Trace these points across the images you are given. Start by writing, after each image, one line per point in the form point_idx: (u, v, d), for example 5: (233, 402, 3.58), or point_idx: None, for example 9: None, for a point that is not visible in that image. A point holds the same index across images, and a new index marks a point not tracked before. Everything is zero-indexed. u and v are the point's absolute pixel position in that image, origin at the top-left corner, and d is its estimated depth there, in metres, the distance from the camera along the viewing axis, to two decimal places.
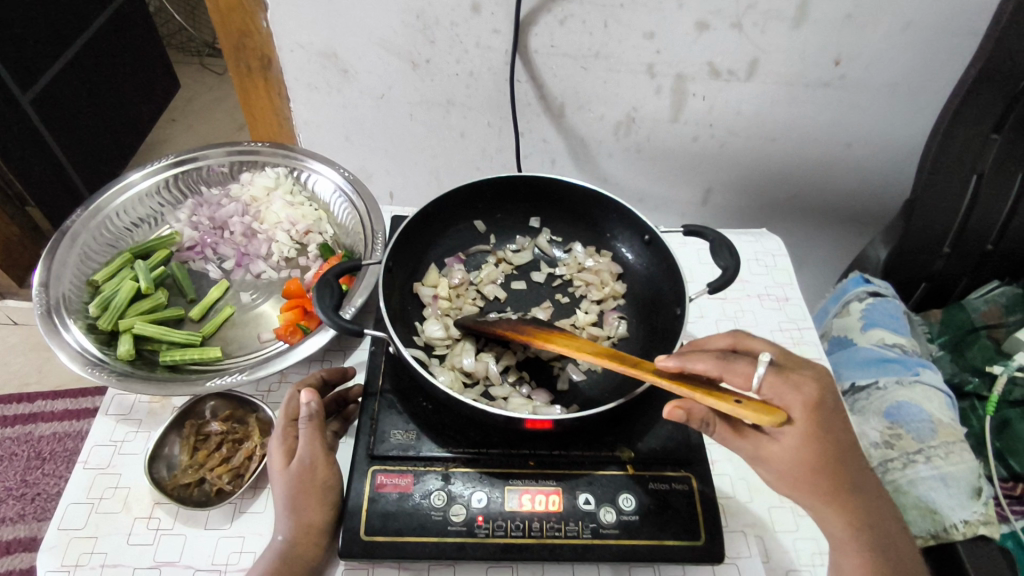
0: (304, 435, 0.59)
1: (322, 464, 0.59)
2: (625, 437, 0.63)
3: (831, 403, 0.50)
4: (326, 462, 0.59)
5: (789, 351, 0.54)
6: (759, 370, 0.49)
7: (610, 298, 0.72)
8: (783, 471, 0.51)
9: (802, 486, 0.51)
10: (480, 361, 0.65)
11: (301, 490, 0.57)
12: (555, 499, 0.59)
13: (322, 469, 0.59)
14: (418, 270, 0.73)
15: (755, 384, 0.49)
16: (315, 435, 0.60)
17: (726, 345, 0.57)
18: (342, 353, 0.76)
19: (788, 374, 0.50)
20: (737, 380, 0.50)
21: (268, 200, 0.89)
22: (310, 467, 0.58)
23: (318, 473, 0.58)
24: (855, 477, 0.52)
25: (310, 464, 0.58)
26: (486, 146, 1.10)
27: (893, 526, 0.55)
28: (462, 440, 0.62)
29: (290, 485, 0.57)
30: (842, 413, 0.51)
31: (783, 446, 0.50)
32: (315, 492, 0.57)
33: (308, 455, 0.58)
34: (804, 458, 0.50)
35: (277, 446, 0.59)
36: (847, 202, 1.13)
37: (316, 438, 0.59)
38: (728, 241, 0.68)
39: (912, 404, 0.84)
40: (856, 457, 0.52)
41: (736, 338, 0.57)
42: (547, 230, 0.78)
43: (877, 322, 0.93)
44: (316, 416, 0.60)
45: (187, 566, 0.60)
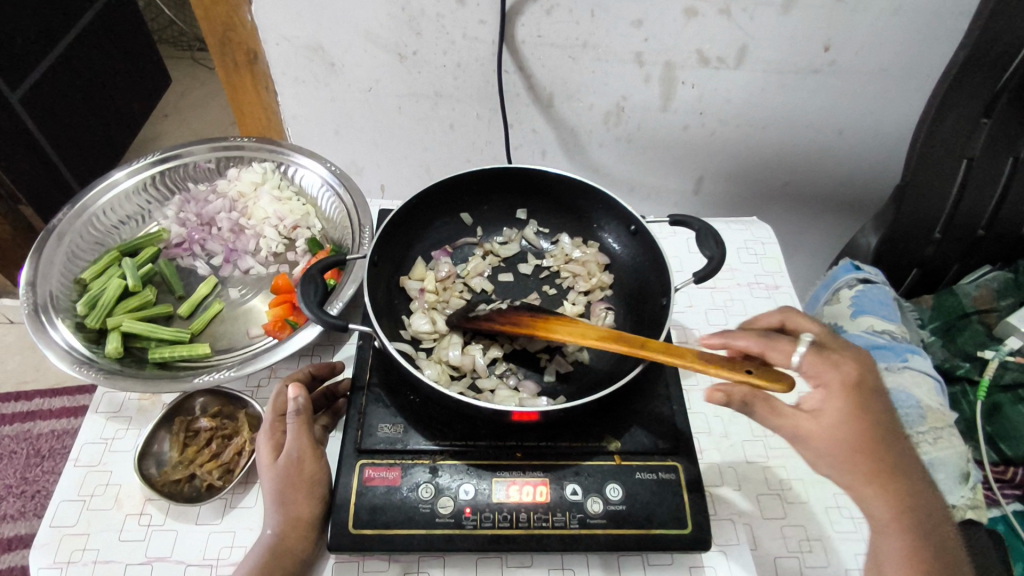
0: (292, 429, 0.59)
1: (310, 458, 0.59)
2: (613, 428, 0.63)
3: (871, 380, 0.50)
4: (314, 455, 0.59)
5: (833, 333, 0.54)
6: (801, 347, 0.50)
7: (597, 288, 0.72)
8: (823, 452, 0.49)
9: (845, 467, 0.48)
10: (466, 354, 0.65)
11: (288, 484, 0.57)
12: (542, 490, 0.59)
13: (310, 463, 0.59)
14: (404, 264, 0.73)
15: (796, 362, 0.50)
16: (303, 429, 0.60)
17: (774, 323, 0.57)
18: (331, 348, 0.77)
19: (828, 352, 0.50)
20: (779, 356, 0.51)
21: (255, 195, 0.89)
22: (298, 461, 0.58)
23: (306, 468, 0.58)
24: (900, 456, 0.49)
25: (298, 458, 0.58)
26: (476, 137, 1.10)
27: (940, 517, 0.52)
28: (449, 432, 0.62)
29: (278, 479, 0.57)
30: (882, 391, 0.50)
31: (821, 426, 0.48)
32: (303, 485, 0.58)
33: (295, 449, 0.58)
34: (846, 436, 0.48)
35: (265, 440, 0.59)
36: (838, 188, 1.13)
37: (304, 432, 0.60)
38: (713, 230, 0.68)
39: (902, 390, 0.83)
40: (897, 436, 0.50)
41: (785, 316, 0.57)
42: (533, 222, 0.78)
43: (866, 310, 0.93)
44: (304, 411, 0.60)
45: (179, 560, 0.60)
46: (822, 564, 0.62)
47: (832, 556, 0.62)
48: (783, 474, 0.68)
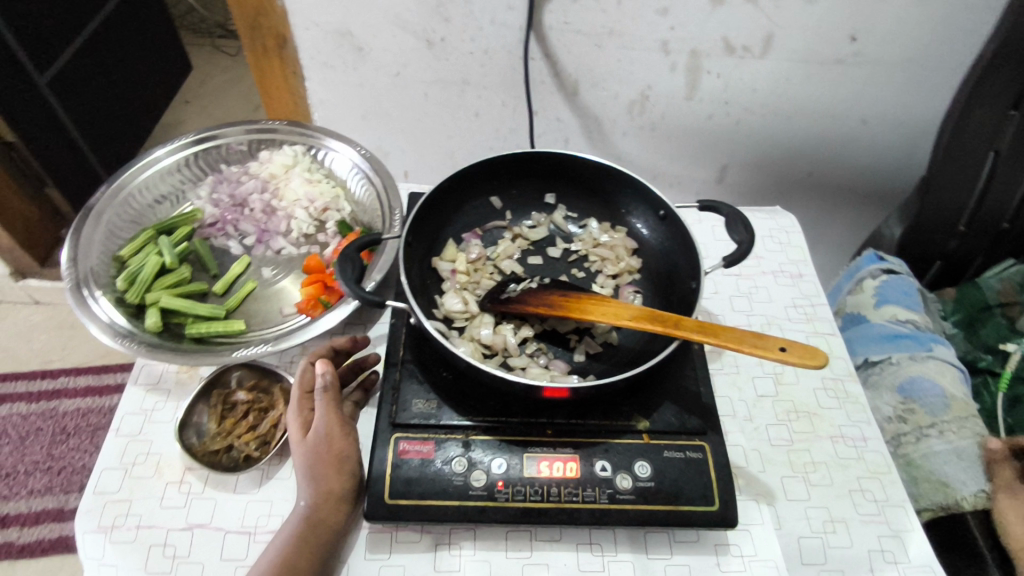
0: (320, 406, 0.61)
1: (338, 433, 0.60)
2: (641, 407, 0.64)
3: None
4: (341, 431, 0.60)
5: None
6: None
7: (625, 272, 0.73)
8: None
9: None
10: (498, 333, 0.66)
11: (317, 460, 0.59)
12: (572, 466, 0.60)
13: (339, 439, 0.60)
14: (436, 245, 0.74)
15: None
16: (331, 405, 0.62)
17: None
18: (363, 326, 0.78)
19: None
20: None
21: (287, 177, 0.90)
22: (325, 437, 0.59)
23: (334, 443, 0.60)
24: None
25: (325, 434, 0.60)
26: (500, 124, 1.11)
27: None
28: (481, 408, 0.64)
29: (307, 456, 0.59)
30: None
31: None
32: (333, 461, 0.59)
33: (322, 427, 0.60)
34: None
35: (294, 418, 0.62)
36: (862, 179, 1.13)
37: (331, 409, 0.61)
38: (743, 215, 0.68)
39: (926, 379, 0.85)
40: None
41: None
42: (562, 206, 0.78)
43: (890, 299, 0.93)
44: (331, 388, 0.62)
45: (218, 527, 0.62)
46: (844, 545, 0.63)
47: (854, 537, 0.63)
48: (807, 457, 0.69)
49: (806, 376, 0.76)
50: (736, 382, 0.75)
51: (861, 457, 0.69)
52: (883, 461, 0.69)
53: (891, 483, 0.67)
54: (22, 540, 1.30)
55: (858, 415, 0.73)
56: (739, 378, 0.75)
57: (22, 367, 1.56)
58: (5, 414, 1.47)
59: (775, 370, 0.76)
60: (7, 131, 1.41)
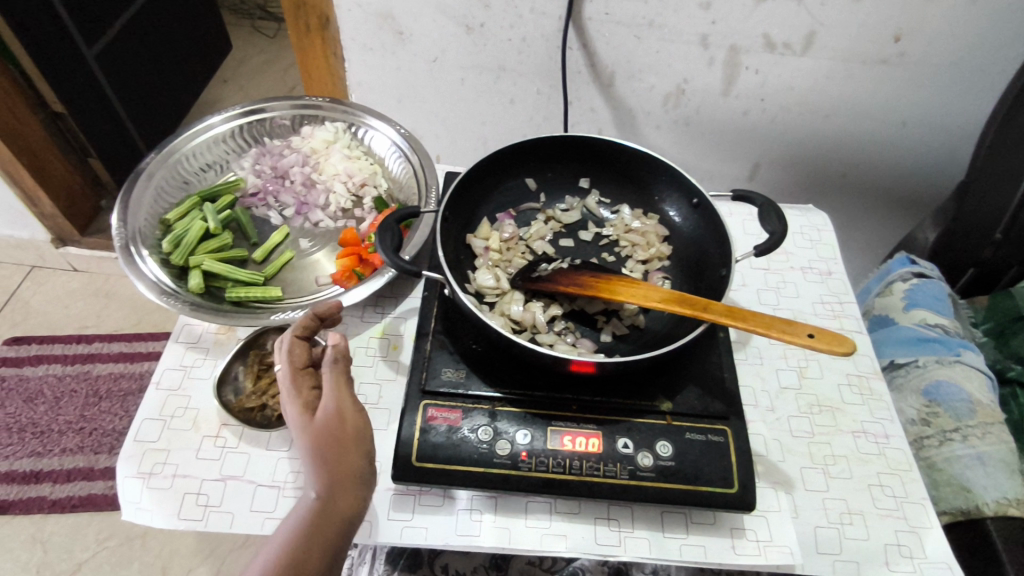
0: (329, 383, 0.56)
1: (348, 411, 0.55)
2: (665, 389, 0.66)
3: None
4: (353, 409, 0.55)
5: None
6: None
7: (655, 259, 0.74)
8: None
9: None
10: (528, 310, 0.68)
11: (331, 441, 0.53)
12: (595, 441, 0.62)
13: (350, 418, 0.55)
14: (471, 223, 0.76)
15: None
16: (337, 381, 0.56)
17: None
18: (394, 300, 0.81)
19: None
20: None
21: (327, 153, 0.93)
22: (337, 416, 0.54)
23: (346, 424, 0.55)
24: None
25: (336, 412, 0.54)
26: (535, 113, 1.12)
27: None
28: (509, 381, 0.66)
29: (319, 437, 0.53)
30: None
31: None
32: (347, 442, 0.54)
33: (332, 405, 0.54)
34: None
35: (293, 396, 0.55)
36: (896, 183, 1.12)
37: (339, 384, 0.56)
38: (775, 206, 0.69)
39: (952, 384, 0.85)
40: None
41: None
42: (596, 191, 0.79)
43: (919, 302, 0.93)
44: (339, 360, 0.57)
45: (250, 480, 0.65)
46: (860, 537, 0.63)
47: (872, 530, 0.64)
48: (828, 450, 0.69)
49: (831, 371, 0.76)
50: (759, 373, 0.75)
51: (882, 453, 0.69)
52: (904, 458, 0.69)
53: (910, 481, 0.68)
54: (53, 496, 1.35)
55: (881, 412, 0.73)
56: (763, 369, 0.76)
57: (59, 331, 1.62)
58: (41, 374, 1.53)
59: (799, 364, 0.77)
60: (55, 102, 1.46)
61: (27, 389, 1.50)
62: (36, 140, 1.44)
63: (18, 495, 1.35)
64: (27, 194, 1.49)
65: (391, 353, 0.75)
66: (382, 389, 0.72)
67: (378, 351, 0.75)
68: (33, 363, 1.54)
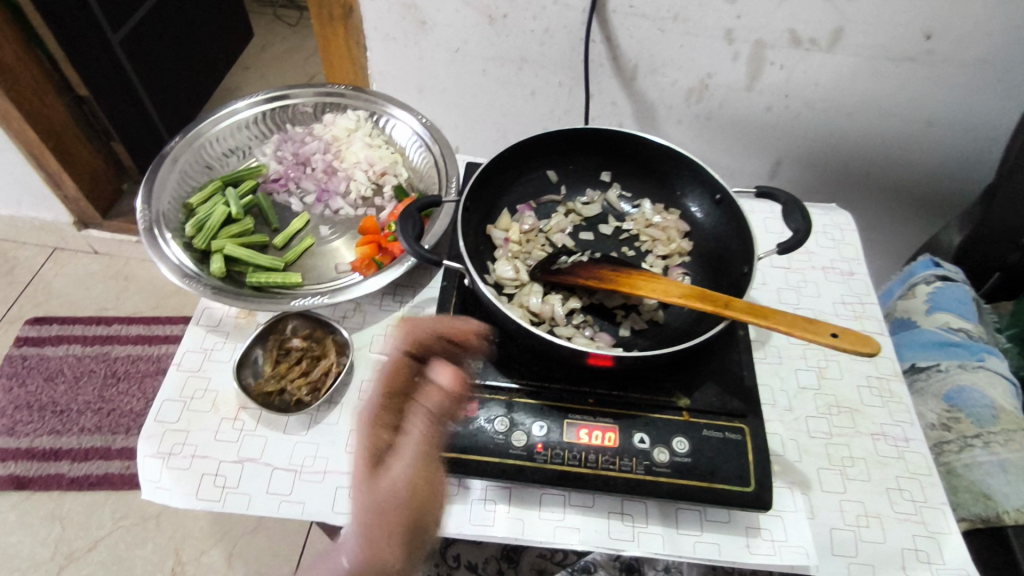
0: (406, 450, 0.61)
1: (414, 484, 0.60)
2: (683, 385, 0.65)
3: None
4: (420, 482, 0.60)
5: None
6: None
7: (675, 254, 0.74)
8: None
9: None
10: (546, 303, 0.68)
11: (382, 512, 0.59)
12: (611, 435, 0.62)
13: (413, 491, 0.60)
14: (491, 214, 0.75)
15: None
16: (416, 440, 0.61)
17: None
18: (412, 289, 0.81)
19: None
20: None
21: (349, 141, 0.93)
22: (400, 491, 0.59)
23: (409, 496, 0.59)
24: None
25: (400, 486, 0.59)
26: (556, 106, 1.11)
27: None
28: (526, 373, 0.66)
29: (375, 503, 0.59)
30: None
31: None
32: (399, 517, 0.59)
33: (402, 475, 0.59)
34: None
35: (369, 445, 0.62)
36: (921, 184, 1.10)
37: (416, 455, 0.60)
38: (800, 203, 0.68)
39: (975, 389, 0.83)
40: None
41: None
42: (617, 185, 0.79)
43: (943, 306, 0.92)
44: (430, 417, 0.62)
45: (267, 463, 0.66)
46: (877, 540, 0.63)
47: (888, 534, 0.63)
48: (846, 452, 0.69)
49: (850, 372, 0.75)
50: (778, 372, 0.75)
51: (901, 456, 0.69)
52: (923, 462, 0.68)
53: (929, 485, 0.67)
54: (72, 474, 1.37)
55: (901, 415, 0.72)
56: (781, 368, 0.75)
57: (79, 312, 1.64)
58: (62, 354, 1.56)
59: (818, 364, 0.76)
60: (81, 86, 1.48)
61: (48, 369, 1.53)
62: (61, 122, 1.45)
63: (38, 472, 1.37)
64: (53, 178, 1.52)
65: None
66: None
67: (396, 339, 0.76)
68: (54, 343, 1.57)
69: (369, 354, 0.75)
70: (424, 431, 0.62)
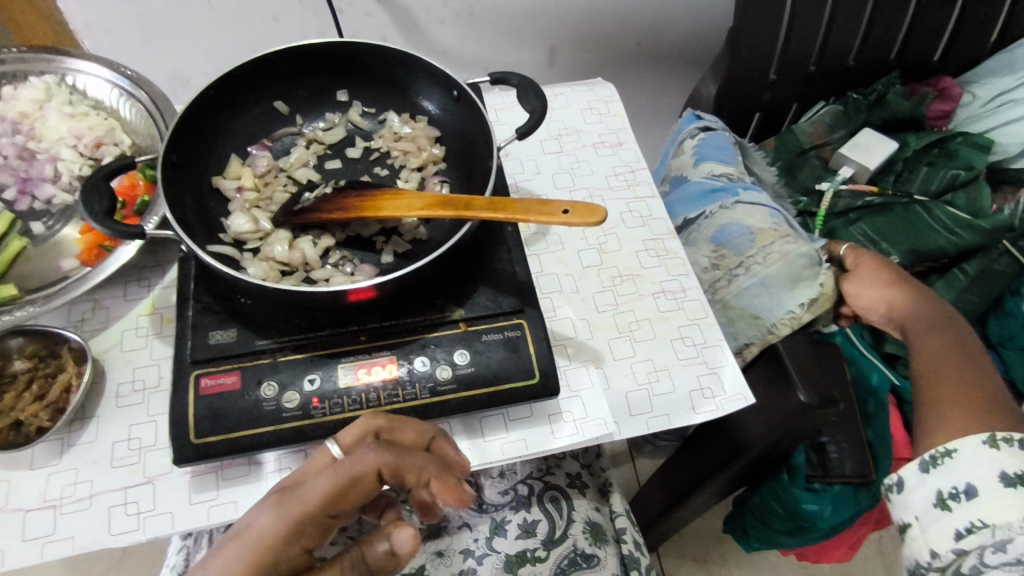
0: (326, 475, 0.47)
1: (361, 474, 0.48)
2: (457, 296, 0.63)
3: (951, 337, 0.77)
4: (360, 481, 0.48)
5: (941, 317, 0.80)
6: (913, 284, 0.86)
7: (430, 163, 0.69)
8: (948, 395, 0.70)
9: (959, 397, 0.69)
10: (294, 249, 0.61)
11: (293, 519, 0.46)
12: (389, 367, 0.59)
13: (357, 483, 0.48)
14: (214, 163, 0.66)
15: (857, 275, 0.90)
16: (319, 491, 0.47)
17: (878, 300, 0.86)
18: (160, 269, 0.71)
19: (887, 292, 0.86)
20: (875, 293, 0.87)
21: (41, 114, 0.77)
22: (327, 488, 0.47)
23: (351, 487, 0.48)
24: (963, 383, 0.70)
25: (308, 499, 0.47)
26: (306, 29, 1.00)
27: (970, 388, 0.70)
28: (287, 328, 0.60)
29: (287, 517, 0.47)
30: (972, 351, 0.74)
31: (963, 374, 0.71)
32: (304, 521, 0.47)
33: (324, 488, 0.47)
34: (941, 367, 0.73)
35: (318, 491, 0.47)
36: (686, 42, 1.14)
37: (338, 476, 0.47)
38: (534, 83, 0.67)
39: (735, 224, 0.90)
40: (959, 363, 0.73)
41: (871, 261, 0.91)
42: (357, 103, 0.72)
43: (706, 156, 0.98)
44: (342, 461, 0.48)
45: (16, 508, 0.56)
46: (667, 391, 0.66)
47: (676, 381, 0.67)
48: (632, 316, 0.71)
49: (628, 241, 0.77)
50: (561, 259, 0.75)
51: (679, 307, 0.72)
52: (700, 307, 0.72)
53: (707, 326, 0.70)
54: None
55: (677, 269, 0.75)
56: (564, 255, 0.75)
57: None
58: None
59: (599, 241, 0.76)
60: None
61: None
62: None
63: None
64: None
65: (164, 328, 0.67)
66: (160, 368, 0.65)
67: (149, 329, 0.67)
68: None
69: (120, 353, 0.65)
70: (345, 475, 0.48)
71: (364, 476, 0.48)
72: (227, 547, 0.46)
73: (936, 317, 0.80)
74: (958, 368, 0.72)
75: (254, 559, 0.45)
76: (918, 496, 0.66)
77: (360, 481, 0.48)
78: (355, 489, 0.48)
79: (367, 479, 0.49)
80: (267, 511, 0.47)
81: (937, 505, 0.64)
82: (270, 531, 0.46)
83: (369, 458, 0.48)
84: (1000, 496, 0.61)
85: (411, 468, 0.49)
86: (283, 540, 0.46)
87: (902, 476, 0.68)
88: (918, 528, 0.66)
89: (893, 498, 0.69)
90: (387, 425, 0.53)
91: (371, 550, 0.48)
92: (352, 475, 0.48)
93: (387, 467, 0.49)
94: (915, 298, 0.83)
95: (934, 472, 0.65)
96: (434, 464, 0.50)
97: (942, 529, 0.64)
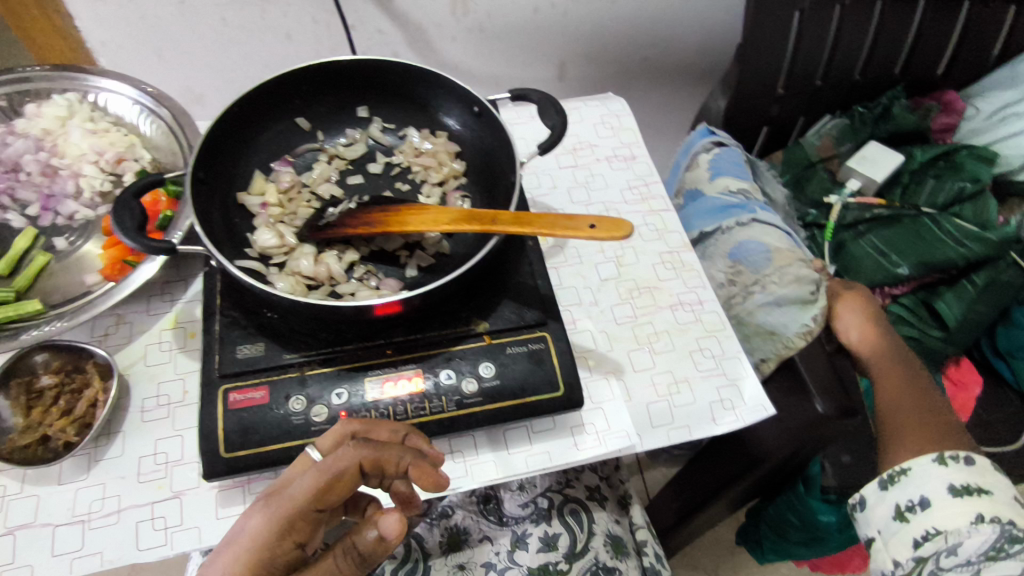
0: (310, 474, 0.47)
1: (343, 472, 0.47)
2: (480, 310, 0.64)
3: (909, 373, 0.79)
4: (342, 479, 0.47)
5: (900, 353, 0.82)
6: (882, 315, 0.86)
7: (450, 178, 0.70)
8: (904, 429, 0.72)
9: (912, 429, 0.72)
10: (321, 264, 0.62)
11: (281, 518, 0.46)
12: (415, 381, 0.59)
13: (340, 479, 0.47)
14: (240, 179, 0.67)
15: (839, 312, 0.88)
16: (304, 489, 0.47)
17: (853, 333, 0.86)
18: (183, 283, 0.72)
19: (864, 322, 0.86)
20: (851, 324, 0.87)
21: (64, 132, 0.78)
22: (312, 486, 0.47)
23: (334, 486, 0.47)
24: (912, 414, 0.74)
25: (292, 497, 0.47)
26: (319, 45, 1.01)
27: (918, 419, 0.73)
28: (314, 342, 0.61)
29: (273, 516, 0.46)
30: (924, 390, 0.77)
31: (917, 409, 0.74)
32: (295, 519, 0.47)
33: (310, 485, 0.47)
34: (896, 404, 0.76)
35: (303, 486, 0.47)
36: (693, 57, 1.16)
37: (320, 472, 0.47)
38: (553, 100, 0.68)
39: (752, 241, 0.91)
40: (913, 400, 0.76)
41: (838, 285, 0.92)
42: (378, 118, 0.74)
43: (721, 171, 0.99)
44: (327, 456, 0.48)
45: (45, 524, 0.57)
46: (688, 402, 0.67)
47: (696, 393, 0.67)
48: (651, 328, 0.72)
49: (645, 254, 0.77)
50: (579, 272, 0.76)
51: (697, 319, 0.73)
52: (718, 319, 0.73)
53: (725, 338, 0.71)
54: None
55: (694, 282, 0.76)
56: (582, 268, 0.76)
57: None
58: None
59: (615, 254, 0.77)
60: None
61: None
62: None
63: None
64: None
65: (188, 342, 0.68)
66: (185, 382, 0.65)
67: (173, 344, 0.68)
68: None
69: (145, 368, 0.66)
70: (329, 470, 0.47)
71: (347, 472, 0.47)
72: (223, 553, 0.47)
73: (898, 351, 0.82)
74: (920, 399, 0.75)
75: (250, 560, 0.46)
76: (878, 512, 0.69)
77: (343, 479, 0.47)
78: (339, 488, 0.47)
79: (349, 475, 0.47)
80: (259, 511, 0.48)
81: (895, 517, 0.67)
82: (261, 530, 0.46)
83: (348, 453, 0.47)
84: (951, 505, 0.64)
85: (387, 458, 0.48)
86: (274, 538, 0.46)
87: (863, 495, 0.71)
88: (881, 542, 0.69)
89: (857, 516, 0.72)
90: (364, 427, 0.52)
91: (360, 538, 0.47)
92: (333, 471, 0.47)
93: (368, 460, 0.47)
94: (889, 336, 0.84)
95: (892, 489, 0.69)
96: (411, 452, 0.49)
97: (900, 539, 0.67)
